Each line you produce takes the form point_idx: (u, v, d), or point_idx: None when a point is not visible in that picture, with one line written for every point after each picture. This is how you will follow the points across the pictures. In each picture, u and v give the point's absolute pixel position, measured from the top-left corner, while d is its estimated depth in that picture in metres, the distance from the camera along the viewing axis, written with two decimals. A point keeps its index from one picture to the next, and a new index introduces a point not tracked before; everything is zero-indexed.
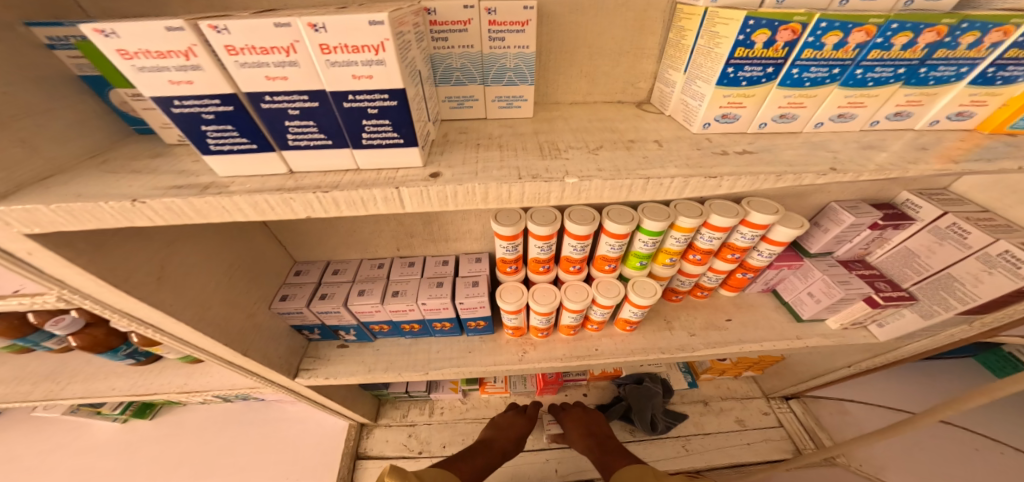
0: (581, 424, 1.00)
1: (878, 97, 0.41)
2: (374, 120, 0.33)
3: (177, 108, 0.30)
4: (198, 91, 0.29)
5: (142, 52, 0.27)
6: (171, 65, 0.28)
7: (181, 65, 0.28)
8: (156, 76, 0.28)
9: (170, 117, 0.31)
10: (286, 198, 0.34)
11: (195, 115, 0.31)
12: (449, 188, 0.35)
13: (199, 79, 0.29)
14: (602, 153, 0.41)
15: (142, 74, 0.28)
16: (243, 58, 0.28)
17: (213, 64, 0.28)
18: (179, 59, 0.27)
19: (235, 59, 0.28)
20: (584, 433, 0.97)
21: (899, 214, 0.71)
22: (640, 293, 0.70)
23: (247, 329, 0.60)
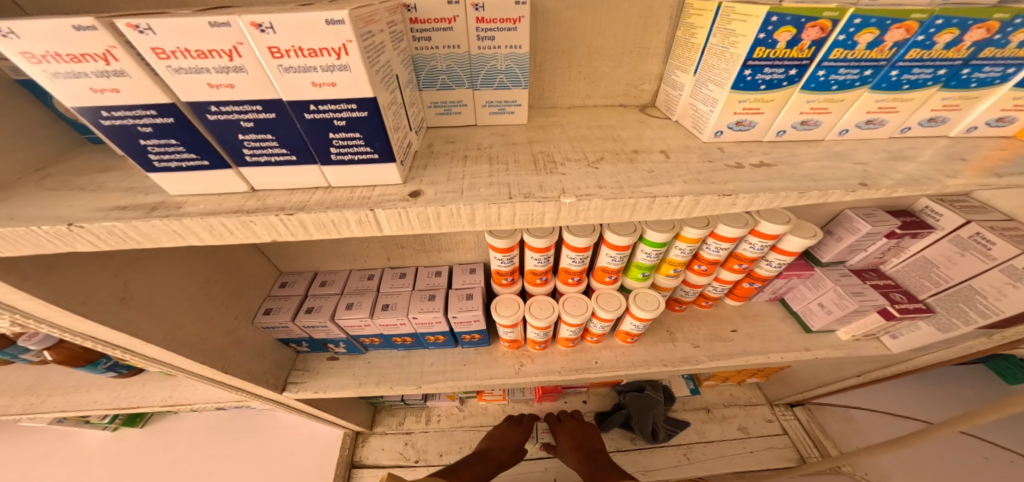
0: (574, 436, 0.97)
1: (912, 101, 0.37)
2: (342, 132, 0.29)
3: (107, 120, 0.26)
4: (128, 101, 0.25)
5: (51, 55, 0.23)
6: (89, 71, 0.24)
7: (101, 70, 0.24)
8: (76, 83, 0.24)
9: (101, 129, 0.27)
10: (246, 221, 0.30)
11: (129, 128, 0.27)
12: (431, 210, 0.32)
13: (127, 87, 0.25)
14: (603, 167, 0.37)
15: (58, 81, 0.24)
16: (177, 62, 0.24)
17: (141, 70, 0.24)
18: (98, 63, 0.23)
19: (167, 64, 0.24)
20: (574, 448, 0.93)
21: (917, 222, 0.67)
22: (642, 306, 0.67)
23: (227, 346, 0.57)
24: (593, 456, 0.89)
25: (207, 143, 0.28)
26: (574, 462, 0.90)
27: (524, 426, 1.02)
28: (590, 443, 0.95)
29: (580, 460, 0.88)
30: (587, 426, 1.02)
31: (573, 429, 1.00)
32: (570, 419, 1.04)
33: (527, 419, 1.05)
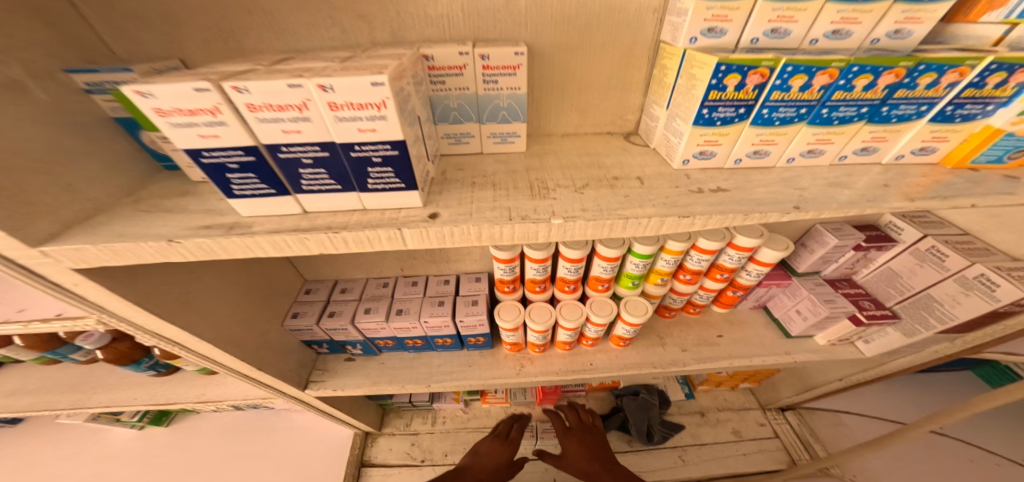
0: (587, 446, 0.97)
1: (843, 134, 0.44)
2: (379, 167, 0.37)
3: (206, 158, 0.34)
4: (224, 144, 0.33)
5: (175, 110, 0.31)
6: (200, 121, 0.32)
7: (209, 121, 0.32)
8: (188, 131, 0.32)
9: (199, 165, 0.35)
10: (301, 238, 0.38)
11: (221, 164, 0.35)
12: (447, 229, 0.39)
13: (224, 133, 0.33)
14: (587, 192, 0.44)
15: (175, 129, 0.32)
16: (262, 113, 0.32)
17: (236, 120, 0.32)
18: (208, 116, 0.31)
19: (255, 115, 0.32)
20: (595, 456, 0.94)
21: (881, 236, 0.73)
22: (632, 312, 0.74)
23: (261, 346, 0.65)
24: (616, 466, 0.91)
25: (276, 176, 0.36)
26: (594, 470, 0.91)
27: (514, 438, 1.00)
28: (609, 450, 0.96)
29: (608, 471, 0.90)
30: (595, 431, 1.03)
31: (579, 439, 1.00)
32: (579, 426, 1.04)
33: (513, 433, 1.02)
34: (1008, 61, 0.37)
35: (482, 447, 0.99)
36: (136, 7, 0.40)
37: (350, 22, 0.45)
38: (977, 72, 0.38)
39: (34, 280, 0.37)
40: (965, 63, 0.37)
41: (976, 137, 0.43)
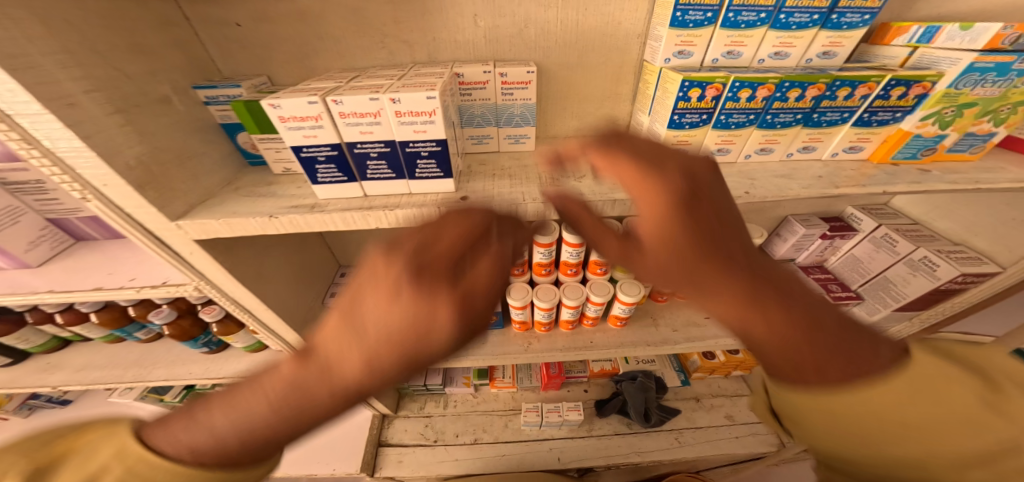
0: (658, 215, 0.35)
1: (787, 136, 0.55)
2: (426, 160, 0.49)
3: (304, 153, 0.46)
4: (319, 142, 0.45)
5: (292, 117, 0.43)
6: (306, 125, 0.44)
7: (313, 125, 0.44)
8: (296, 133, 0.44)
9: (298, 158, 0.47)
10: (365, 215, 0.50)
11: (313, 158, 0.47)
12: (475, 208, 0.51)
13: (321, 134, 0.45)
14: (585, 181, 0.56)
15: (287, 131, 0.44)
16: (348, 119, 0.44)
17: (331, 124, 0.44)
18: (313, 121, 0.43)
19: (344, 120, 0.44)
20: (695, 230, 0.35)
21: (844, 226, 0.84)
22: (627, 292, 0.84)
23: (307, 319, 0.75)
24: (802, 311, 0.35)
25: (350, 166, 0.48)
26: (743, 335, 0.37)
27: (503, 250, 0.34)
28: (698, 177, 0.36)
29: (723, 253, 0.35)
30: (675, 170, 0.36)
31: (670, 173, 0.36)
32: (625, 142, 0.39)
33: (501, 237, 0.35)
34: (904, 79, 0.49)
35: (375, 332, 0.31)
36: (241, 36, 0.53)
37: (397, 46, 0.57)
38: (880, 87, 0.50)
39: (162, 249, 0.48)
40: (871, 80, 0.49)
41: (892, 138, 0.56)
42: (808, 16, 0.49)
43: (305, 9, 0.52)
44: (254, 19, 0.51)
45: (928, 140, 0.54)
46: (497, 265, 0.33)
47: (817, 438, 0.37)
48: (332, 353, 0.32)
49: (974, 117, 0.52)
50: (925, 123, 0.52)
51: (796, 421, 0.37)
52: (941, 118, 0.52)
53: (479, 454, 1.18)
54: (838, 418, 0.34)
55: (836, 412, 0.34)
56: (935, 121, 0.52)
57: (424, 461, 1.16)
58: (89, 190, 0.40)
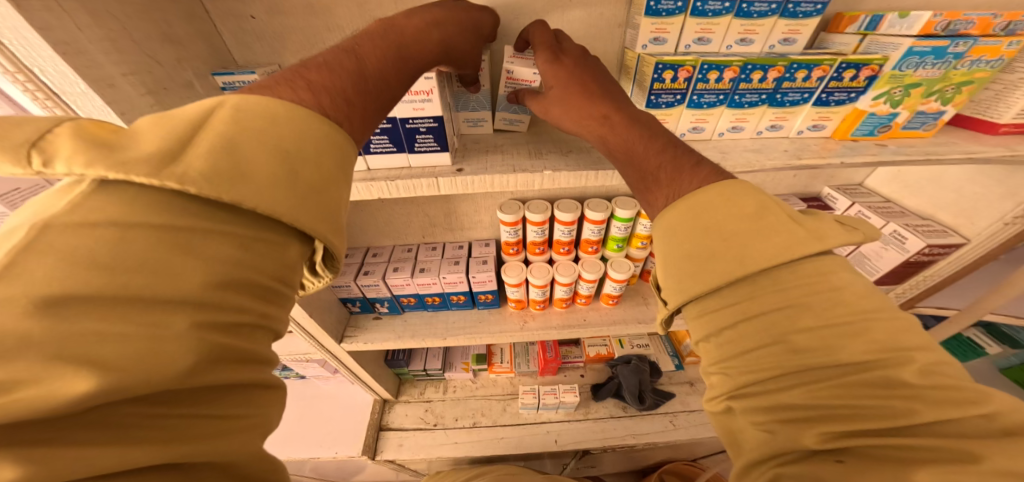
0: (592, 89, 0.47)
1: (754, 114, 0.62)
2: (424, 135, 0.54)
3: None
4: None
5: None
6: None
7: None
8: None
9: None
10: (368, 185, 0.55)
11: None
12: (470, 178, 0.56)
13: None
14: (571, 155, 0.61)
15: None
16: None
17: None
18: None
19: None
20: (609, 101, 0.46)
21: (823, 206, 0.89)
22: (618, 269, 0.89)
23: (313, 295, 0.80)
24: (664, 139, 0.43)
25: None
26: (626, 158, 0.44)
27: (444, 26, 0.42)
28: (606, 79, 0.49)
29: (611, 114, 0.45)
30: (602, 75, 0.49)
31: (587, 65, 0.49)
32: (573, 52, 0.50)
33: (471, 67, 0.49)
34: (853, 62, 0.55)
35: (313, 70, 0.33)
36: (256, 27, 0.58)
37: None
38: (833, 70, 0.56)
39: None
40: (824, 63, 0.55)
41: (850, 116, 0.62)
42: (767, 5, 0.54)
43: (313, 1, 0.56)
44: (269, 12, 0.56)
45: (882, 118, 0.61)
46: (431, 29, 0.40)
47: (712, 321, 0.34)
48: (315, 70, 0.33)
49: (921, 96, 0.59)
50: (877, 102, 0.59)
51: (694, 267, 0.35)
52: (891, 97, 0.59)
53: (477, 437, 1.22)
54: (696, 229, 0.35)
55: (706, 227, 0.35)
56: (886, 100, 0.59)
57: (424, 445, 1.19)
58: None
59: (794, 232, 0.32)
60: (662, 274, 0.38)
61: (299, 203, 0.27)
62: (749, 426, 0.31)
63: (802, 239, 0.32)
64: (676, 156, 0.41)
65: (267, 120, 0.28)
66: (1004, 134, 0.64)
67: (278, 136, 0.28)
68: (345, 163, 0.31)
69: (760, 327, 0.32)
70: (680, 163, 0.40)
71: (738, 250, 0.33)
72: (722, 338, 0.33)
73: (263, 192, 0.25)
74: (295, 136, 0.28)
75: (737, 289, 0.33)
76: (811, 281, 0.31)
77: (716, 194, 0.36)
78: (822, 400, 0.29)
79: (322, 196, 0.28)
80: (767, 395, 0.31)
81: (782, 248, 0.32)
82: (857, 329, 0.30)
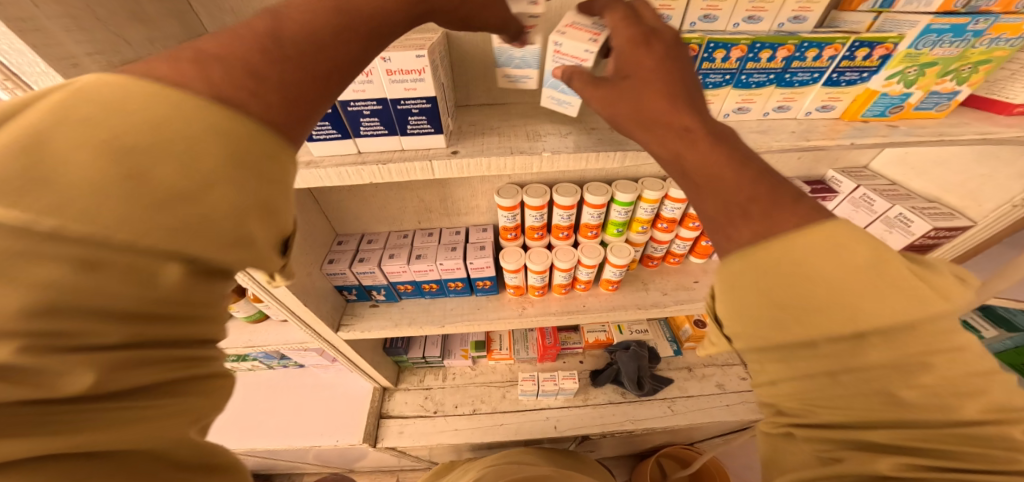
0: (678, 88, 0.35)
1: (761, 95, 0.60)
2: (417, 116, 0.52)
3: None
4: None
5: None
6: None
7: None
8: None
9: None
10: (359, 168, 0.54)
11: None
12: (465, 160, 0.54)
13: None
14: (570, 137, 0.59)
15: None
16: None
17: None
18: None
19: None
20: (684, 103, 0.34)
21: (826, 189, 0.88)
22: (617, 255, 0.88)
23: (307, 283, 0.79)
24: (754, 162, 0.31)
25: (342, 121, 0.51)
26: (697, 184, 0.31)
27: None
28: (697, 81, 0.37)
29: (696, 126, 0.32)
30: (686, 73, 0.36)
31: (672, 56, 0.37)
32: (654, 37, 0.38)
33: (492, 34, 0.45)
34: (867, 40, 0.53)
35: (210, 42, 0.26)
36: (234, 6, 0.55)
37: None
38: (846, 48, 0.54)
39: None
40: (836, 41, 0.53)
41: (860, 97, 0.60)
42: None
43: None
44: None
45: (894, 98, 0.59)
46: None
47: (789, 367, 0.28)
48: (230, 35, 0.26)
49: (935, 76, 0.56)
50: (890, 82, 0.57)
51: (783, 317, 0.27)
52: (906, 77, 0.56)
53: (477, 424, 1.22)
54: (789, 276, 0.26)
55: (806, 276, 0.26)
56: (899, 80, 0.57)
57: (424, 432, 1.20)
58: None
59: (923, 294, 0.24)
60: (728, 310, 0.30)
61: (155, 208, 0.20)
62: (809, 451, 0.29)
63: (929, 300, 0.24)
64: (774, 186, 0.29)
65: (108, 105, 0.21)
66: (1017, 115, 0.62)
67: (114, 128, 0.20)
68: (237, 148, 0.23)
69: (856, 381, 0.26)
70: (778, 196, 0.28)
71: (845, 305, 0.25)
72: (798, 381, 0.28)
73: (82, 201, 0.19)
74: (179, 118, 0.22)
75: (837, 346, 0.26)
76: (933, 343, 0.24)
77: (825, 235, 0.26)
78: (909, 444, 0.26)
79: (200, 196, 0.21)
80: (837, 428, 0.28)
81: (901, 308, 0.24)
82: (979, 389, 0.25)
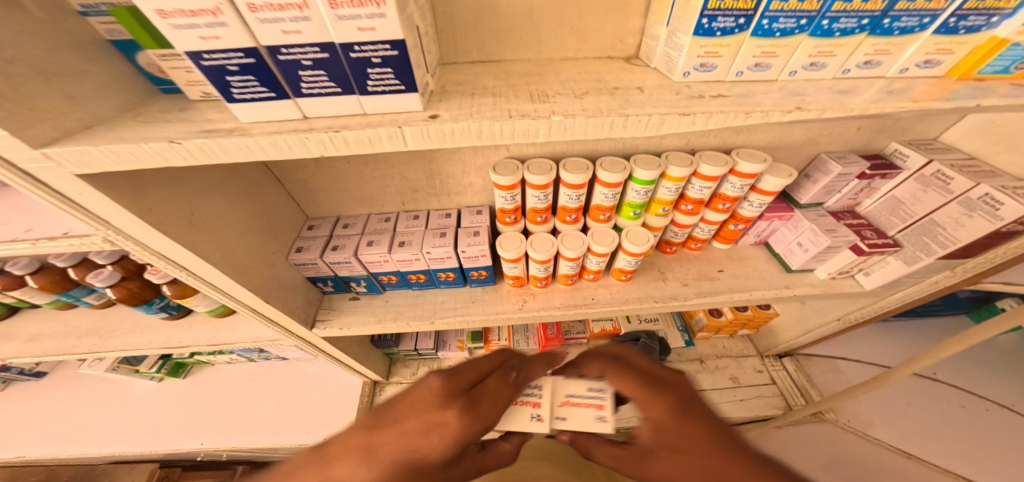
0: (701, 439, 0.44)
1: (845, 46, 0.45)
2: (379, 69, 0.35)
3: (206, 61, 0.33)
4: (225, 46, 0.32)
5: (177, 11, 0.29)
6: (202, 23, 0.30)
7: (210, 22, 0.30)
8: (189, 33, 0.31)
9: (200, 69, 0.34)
10: (303, 138, 0.37)
11: (221, 68, 0.34)
12: (447, 127, 0.39)
13: (226, 35, 0.31)
14: (588, 98, 0.45)
15: (177, 31, 0.31)
16: (262, 14, 0.30)
17: (237, 21, 0.31)
18: (209, 16, 0.30)
19: (256, 16, 0.31)
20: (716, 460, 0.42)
21: (887, 164, 0.73)
22: (634, 242, 0.74)
23: (269, 278, 0.64)
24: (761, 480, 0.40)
25: (276, 79, 0.35)
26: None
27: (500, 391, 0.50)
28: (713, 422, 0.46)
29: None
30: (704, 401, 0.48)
31: (691, 403, 0.48)
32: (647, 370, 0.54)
33: (492, 381, 0.50)
34: None
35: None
36: None
37: None
38: None
39: (41, 189, 0.38)
40: None
41: (980, 49, 0.46)
42: None
43: None
44: None
45: None
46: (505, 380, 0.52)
47: None
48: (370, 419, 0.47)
49: None
50: None
51: None
52: None
53: None
54: None
55: None
56: None
57: None
58: (60, 199, 0.40)
59: None
60: None
61: None
62: None
63: None
64: None
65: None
66: None
67: None
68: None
69: None
70: None
71: None
72: None
73: None
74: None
75: None
76: None
77: None
78: None
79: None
80: None
81: None
82: None
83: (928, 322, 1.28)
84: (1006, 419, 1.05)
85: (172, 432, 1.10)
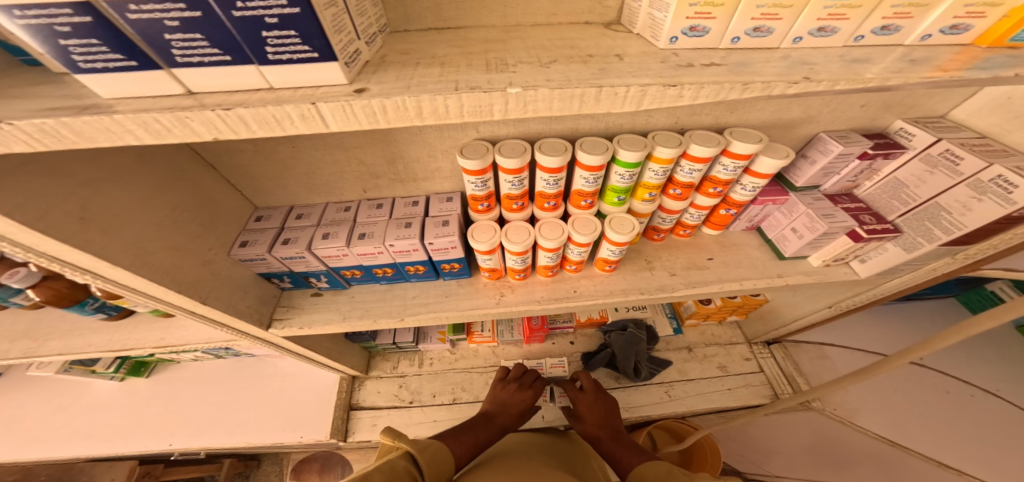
0: (602, 413, 0.95)
1: (861, 7, 0.38)
2: (279, 32, 0.27)
3: (22, 19, 0.24)
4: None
5: None
6: None
7: None
8: None
9: (18, 29, 0.25)
10: (182, 117, 0.29)
11: (48, 28, 0.25)
12: (377, 102, 0.31)
13: None
14: (555, 67, 0.37)
15: None
16: None
17: None
18: None
19: None
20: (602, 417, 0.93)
21: (890, 144, 0.67)
22: (618, 230, 0.68)
23: (205, 277, 0.57)
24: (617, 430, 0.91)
25: (132, 43, 0.27)
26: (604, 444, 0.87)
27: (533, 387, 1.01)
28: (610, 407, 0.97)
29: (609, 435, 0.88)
30: (615, 404, 0.99)
31: (607, 402, 0.98)
32: (594, 390, 1.01)
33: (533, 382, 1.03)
34: None
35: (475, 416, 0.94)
36: None
37: None
38: None
39: None
40: None
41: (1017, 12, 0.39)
42: None
43: None
44: None
45: None
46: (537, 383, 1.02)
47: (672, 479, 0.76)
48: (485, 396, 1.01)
49: None
50: None
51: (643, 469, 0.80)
52: None
53: (458, 414, 1.11)
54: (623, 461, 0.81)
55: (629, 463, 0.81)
56: None
57: (399, 424, 1.09)
58: None
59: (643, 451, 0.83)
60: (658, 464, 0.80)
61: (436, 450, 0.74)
62: None
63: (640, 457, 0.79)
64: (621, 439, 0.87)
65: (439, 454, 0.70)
66: None
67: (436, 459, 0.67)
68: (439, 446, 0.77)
69: None
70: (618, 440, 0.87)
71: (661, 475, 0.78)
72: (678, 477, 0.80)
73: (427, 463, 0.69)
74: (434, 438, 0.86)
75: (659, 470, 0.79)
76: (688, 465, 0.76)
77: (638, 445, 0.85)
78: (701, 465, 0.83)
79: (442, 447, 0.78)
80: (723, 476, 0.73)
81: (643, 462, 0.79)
82: None
83: (915, 306, 1.26)
84: (990, 404, 1.05)
85: (138, 434, 1.05)
